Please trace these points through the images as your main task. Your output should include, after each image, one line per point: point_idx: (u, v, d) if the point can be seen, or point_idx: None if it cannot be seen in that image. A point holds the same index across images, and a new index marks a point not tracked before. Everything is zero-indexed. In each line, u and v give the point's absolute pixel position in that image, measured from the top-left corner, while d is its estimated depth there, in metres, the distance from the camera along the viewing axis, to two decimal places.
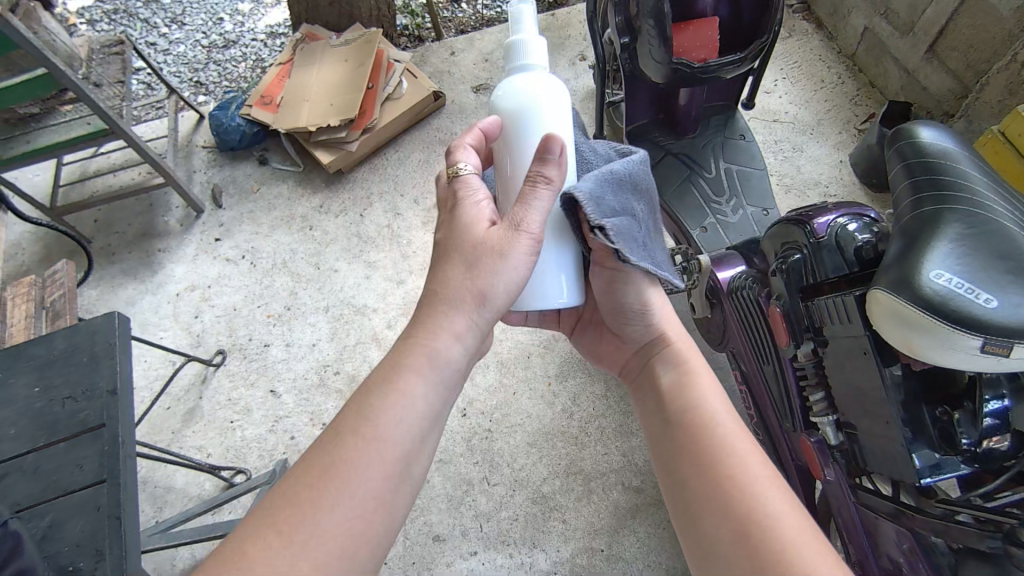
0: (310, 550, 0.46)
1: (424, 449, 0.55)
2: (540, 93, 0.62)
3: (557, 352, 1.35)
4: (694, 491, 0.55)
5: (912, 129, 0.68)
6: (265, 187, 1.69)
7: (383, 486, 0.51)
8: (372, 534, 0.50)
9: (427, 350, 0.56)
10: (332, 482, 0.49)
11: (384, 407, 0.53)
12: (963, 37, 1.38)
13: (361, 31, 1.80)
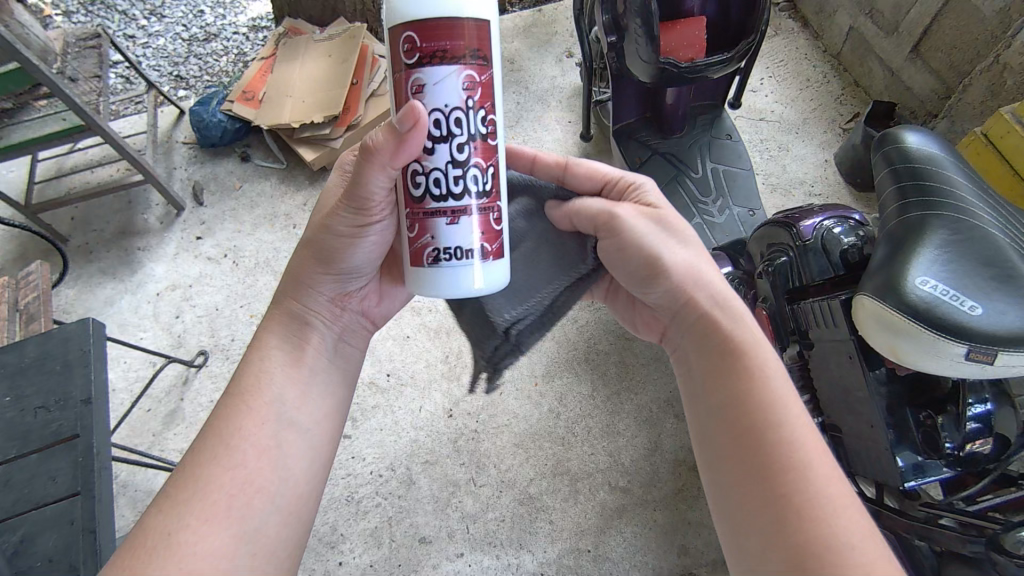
0: (201, 506, 0.56)
1: (304, 404, 0.66)
2: (417, 8, 0.54)
3: (544, 351, 1.35)
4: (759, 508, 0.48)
5: (898, 134, 0.68)
6: (248, 184, 1.66)
7: (264, 439, 0.62)
8: (263, 483, 0.59)
9: (289, 315, 0.70)
10: (215, 453, 0.59)
11: (252, 375, 0.65)
12: (946, 38, 1.40)
13: (345, 26, 1.78)
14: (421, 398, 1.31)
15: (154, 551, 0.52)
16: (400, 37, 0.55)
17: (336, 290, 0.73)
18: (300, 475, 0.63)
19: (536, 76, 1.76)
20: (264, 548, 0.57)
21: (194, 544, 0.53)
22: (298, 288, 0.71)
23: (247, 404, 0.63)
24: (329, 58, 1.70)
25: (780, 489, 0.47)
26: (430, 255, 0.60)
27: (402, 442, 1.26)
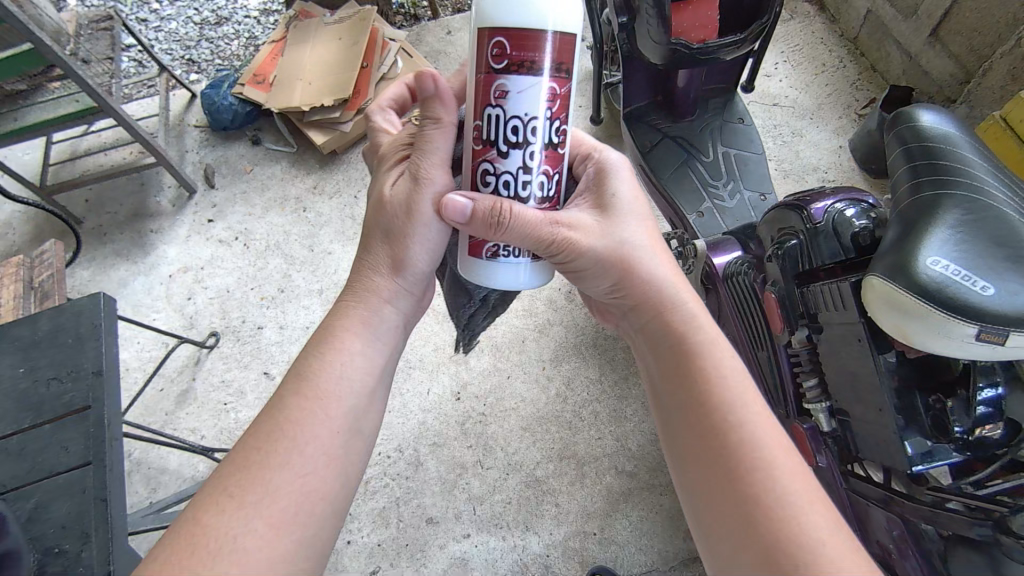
0: (267, 511, 0.51)
1: (371, 411, 0.62)
2: (508, 16, 0.52)
3: (552, 336, 1.35)
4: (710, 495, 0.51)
5: (912, 113, 0.67)
6: (258, 167, 1.67)
7: (333, 446, 0.57)
8: (329, 493, 0.55)
9: (362, 311, 0.65)
10: (284, 456, 0.55)
11: (327, 375, 0.60)
12: (967, 22, 1.37)
13: (356, 9, 1.77)
14: (429, 381, 1.31)
15: (216, 555, 0.48)
16: (489, 41, 0.54)
17: (409, 290, 0.69)
18: (353, 483, 0.59)
19: None
20: (318, 561, 0.53)
21: (258, 555, 0.49)
22: (374, 283, 0.67)
23: (322, 408, 0.58)
24: (339, 42, 1.70)
25: (747, 490, 0.48)
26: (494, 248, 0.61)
27: (410, 424, 1.27)
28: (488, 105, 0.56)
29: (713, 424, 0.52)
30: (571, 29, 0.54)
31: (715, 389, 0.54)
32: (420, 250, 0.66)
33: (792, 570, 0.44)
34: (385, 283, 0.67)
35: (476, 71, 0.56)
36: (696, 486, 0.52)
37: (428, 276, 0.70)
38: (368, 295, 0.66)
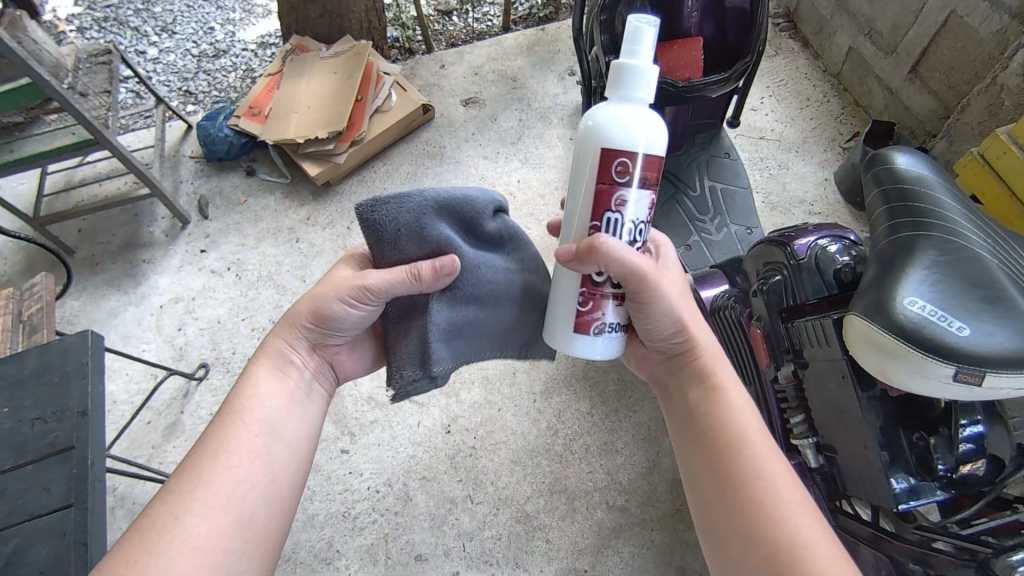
0: (202, 497, 0.57)
1: (290, 415, 0.69)
2: (616, 139, 0.59)
3: (543, 368, 1.35)
4: (719, 517, 0.54)
5: (888, 155, 0.69)
6: (252, 199, 1.68)
7: (257, 443, 0.64)
8: (259, 482, 0.61)
9: (270, 350, 0.72)
10: (212, 454, 0.61)
11: (244, 395, 0.67)
12: (945, 60, 1.41)
13: (351, 44, 1.81)
14: (419, 413, 1.31)
15: (161, 531, 0.54)
16: (597, 160, 0.60)
17: (311, 341, 0.74)
18: (288, 479, 0.64)
19: (538, 94, 1.81)
20: (256, 541, 0.59)
21: (194, 532, 0.55)
22: (285, 334, 0.73)
23: (242, 417, 0.65)
24: (334, 75, 1.73)
25: (750, 505, 0.52)
26: (603, 331, 0.65)
27: (400, 457, 1.26)
28: (606, 212, 0.61)
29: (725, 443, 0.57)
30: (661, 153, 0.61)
31: (731, 417, 0.59)
32: (348, 313, 0.72)
33: None
34: (287, 334, 0.73)
35: (596, 183, 0.60)
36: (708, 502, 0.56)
37: (352, 330, 0.75)
38: (275, 339, 0.73)
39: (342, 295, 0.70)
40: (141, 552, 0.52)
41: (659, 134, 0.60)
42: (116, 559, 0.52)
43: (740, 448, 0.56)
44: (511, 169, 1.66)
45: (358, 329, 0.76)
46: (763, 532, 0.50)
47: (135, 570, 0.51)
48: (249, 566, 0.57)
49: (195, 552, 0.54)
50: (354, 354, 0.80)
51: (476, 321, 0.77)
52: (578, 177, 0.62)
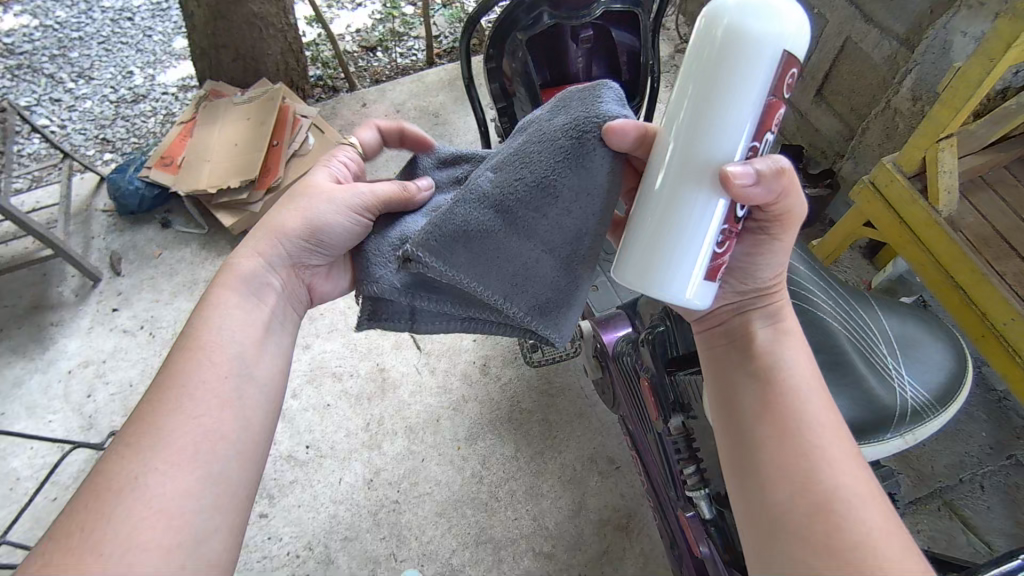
0: (166, 452, 0.55)
1: (261, 360, 0.67)
2: (766, 36, 0.49)
3: (467, 413, 1.32)
4: (768, 457, 0.56)
5: None
6: (167, 252, 1.64)
7: (225, 391, 0.62)
8: (228, 433, 0.60)
9: (234, 270, 0.71)
10: (171, 403, 0.58)
11: (205, 331, 0.65)
12: (844, 83, 1.45)
13: (266, 88, 1.78)
14: (341, 470, 1.26)
15: (117, 493, 0.52)
16: (745, 65, 0.50)
17: (285, 261, 0.74)
18: (258, 428, 0.64)
19: (461, 129, 1.80)
20: (230, 493, 0.57)
21: (163, 484, 0.53)
22: (262, 245, 0.73)
23: (209, 357, 0.63)
24: (247, 121, 1.69)
25: (803, 448, 0.55)
26: (716, 276, 0.59)
27: (320, 517, 1.21)
28: (766, 132, 0.53)
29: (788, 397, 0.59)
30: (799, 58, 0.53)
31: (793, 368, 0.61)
32: (344, 230, 0.73)
33: (844, 522, 0.50)
34: (262, 247, 0.73)
35: (773, 97, 0.51)
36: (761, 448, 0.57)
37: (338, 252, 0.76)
38: (248, 253, 0.72)
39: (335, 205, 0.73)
40: (100, 510, 0.51)
41: (801, 28, 0.51)
42: (75, 521, 0.51)
43: (802, 401, 0.58)
44: None
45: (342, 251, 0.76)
46: (815, 477, 0.53)
47: (94, 534, 0.49)
48: (224, 518, 0.56)
49: (161, 513, 0.52)
50: (331, 274, 0.80)
51: (490, 239, 0.62)
52: (737, 92, 0.50)
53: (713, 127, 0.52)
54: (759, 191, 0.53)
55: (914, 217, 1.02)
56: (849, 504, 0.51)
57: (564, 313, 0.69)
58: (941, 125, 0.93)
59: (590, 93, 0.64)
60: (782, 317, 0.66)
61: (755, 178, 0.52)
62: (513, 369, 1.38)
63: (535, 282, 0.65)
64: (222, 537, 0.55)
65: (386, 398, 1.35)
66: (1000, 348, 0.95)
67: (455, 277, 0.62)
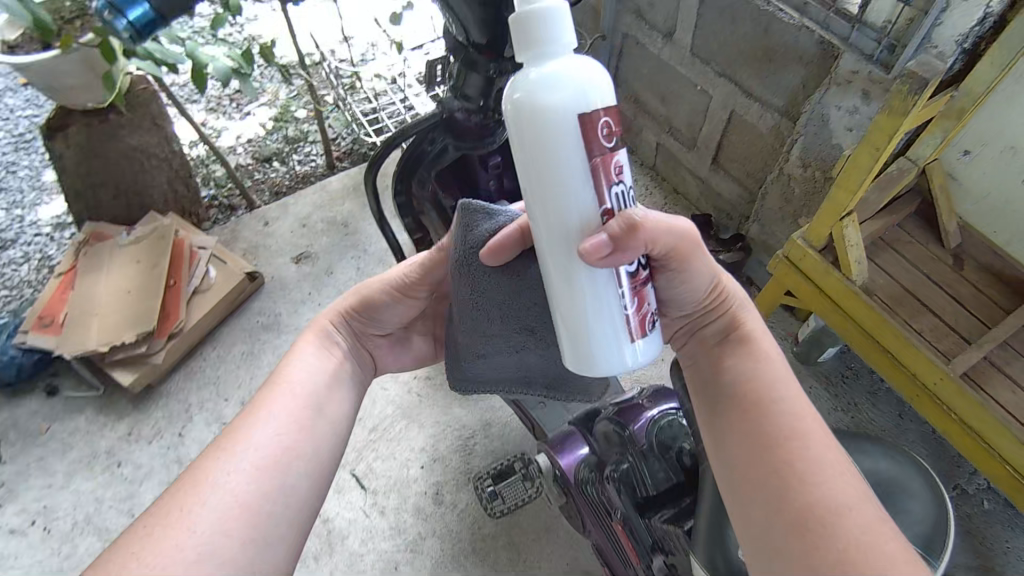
0: (248, 453, 0.64)
1: (334, 395, 0.76)
2: (560, 103, 0.54)
3: (427, 554, 1.27)
4: (739, 480, 0.59)
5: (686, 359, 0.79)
6: (57, 423, 1.45)
7: (304, 418, 0.70)
8: (304, 452, 0.67)
9: (317, 327, 0.82)
10: (259, 417, 0.68)
11: (290, 363, 0.76)
12: (737, 151, 1.51)
13: (154, 222, 1.62)
14: None
15: (205, 488, 0.60)
16: (552, 139, 0.55)
17: (351, 330, 0.85)
18: (327, 458, 0.70)
19: (373, 237, 1.75)
20: (298, 503, 0.64)
21: (234, 484, 0.61)
22: (334, 314, 0.85)
23: (288, 388, 0.72)
24: (138, 265, 1.54)
25: (769, 467, 0.57)
26: (645, 324, 0.63)
27: None
28: (612, 183, 0.57)
29: (753, 400, 0.62)
30: (609, 99, 0.57)
31: (754, 382, 0.63)
32: (394, 308, 0.86)
33: (820, 539, 0.52)
34: (332, 315, 0.84)
35: (594, 157, 0.55)
36: (730, 448, 0.61)
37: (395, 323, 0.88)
38: (327, 312, 0.85)
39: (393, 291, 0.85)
40: (187, 499, 0.59)
41: (593, 76, 0.56)
42: (170, 505, 0.59)
43: (764, 414, 0.60)
44: None
45: (397, 323, 0.89)
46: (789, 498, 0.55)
47: (184, 516, 0.57)
48: (287, 528, 0.62)
49: (240, 505, 0.60)
50: (394, 343, 0.91)
51: (496, 363, 0.85)
52: (559, 163, 0.56)
53: (563, 202, 0.57)
54: (623, 253, 0.56)
55: (833, 287, 1.04)
56: (825, 523, 0.52)
57: (572, 386, 0.88)
58: (839, 205, 0.96)
59: (483, 211, 0.75)
60: (740, 331, 0.68)
61: (615, 238, 0.56)
62: (468, 493, 1.34)
63: (534, 374, 0.86)
64: (284, 546, 0.61)
65: (335, 554, 1.28)
66: (934, 404, 0.98)
67: (484, 389, 0.89)
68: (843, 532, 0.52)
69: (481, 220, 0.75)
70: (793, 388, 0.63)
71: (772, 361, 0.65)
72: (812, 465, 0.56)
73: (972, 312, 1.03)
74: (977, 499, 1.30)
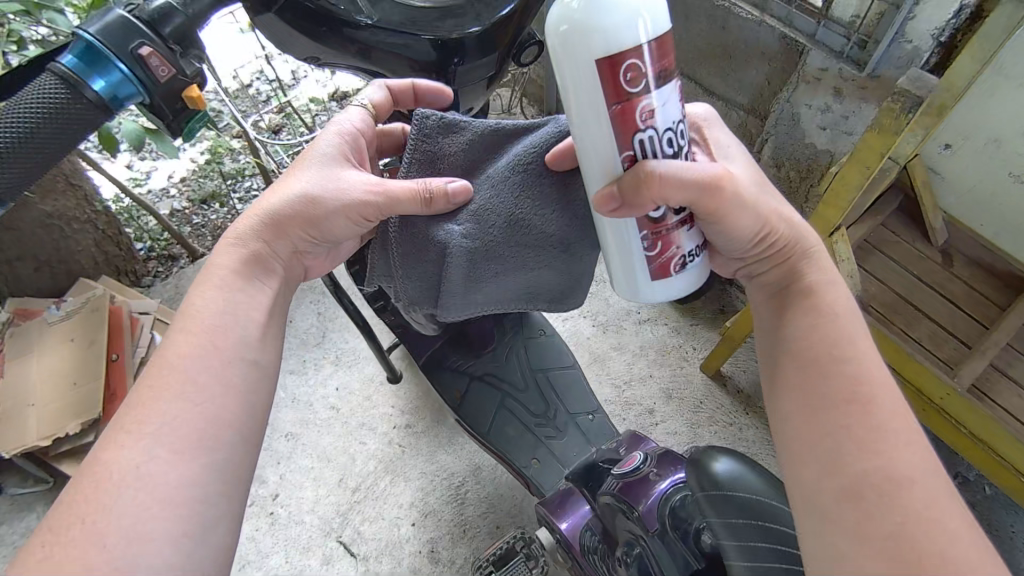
0: (166, 437, 0.59)
1: (262, 345, 0.71)
2: (603, 36, 0.53)
3: None
4: (797, 429, 0.62)
5: (709, 457, 0.70)
6: (3, 526, 1.35)
7: (229, 378, 0.66)
8: (228, 416, 0.64)
9: (232, 240, 0.74)
10: (175, 386, 0.62)
11: (192, 301, 0.69)
12: None
13: (84, 293, 1.47)
14: None
15: (121, 485, 0.55)
16: (592, 75, 0.54)
17: (289, 249, 0.77)
18: (259, 415, 0.68)
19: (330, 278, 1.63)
20: (233, 479, 0.62)
21: (154, 475, 0.57)
22: (269, 230, 0.74)
23: (206, 336, 0.67)
24: (71, 344, 1.39)
25: (837, 422, 0.58)
26: (675, 262, 0.65)
27: None
28: (644, 125, 0.56)
29: (813, 354, 0.64)
30: (659, 28, 0.54)
31: (815, 334, 0.64)
32: (343, 229, 0.76)
33: (875, 502, 0.53)
34: (259, 228, 0.74)
35: (614, 104, 0.55)
36: (787, 397, 0.64)
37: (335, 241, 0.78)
38: (248, 215, 0.74)
39: (350, 215, 0.73)
40: (100, 499, 0.55)
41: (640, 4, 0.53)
42: (73, 510, 0.55)
43: (830, 370, 0.62)
44: (324, 376, 1.48)
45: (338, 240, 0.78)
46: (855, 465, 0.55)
47: (98, 519, 0.53)
48: (228, 505, 0.60)
49: (164, 501, 0.56)
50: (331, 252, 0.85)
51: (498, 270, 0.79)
52: (592, 104, 0.55)
53: (595, 146, 0.58)
54: (646, 203, 0.57)
55: None
56: (890, 492, 0.52)
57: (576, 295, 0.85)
58: (827, 220, 0.90)
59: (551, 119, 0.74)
60: (813, 290, 0.68)
61: (633, 186, 0.57)
62: (465, 547, 1.27)
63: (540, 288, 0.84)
64: (224, 527, 0.59)
65: None
66: (939, 415, 0.96)
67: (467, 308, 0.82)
68: (906, 505, 0.52)
69: (432, 133, 0.74)
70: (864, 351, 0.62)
71: (844, 317, 0.65)
72: (880, 433, 0.56)
73: (967, 313, 1.00)
74: (979, 486, 1.28)
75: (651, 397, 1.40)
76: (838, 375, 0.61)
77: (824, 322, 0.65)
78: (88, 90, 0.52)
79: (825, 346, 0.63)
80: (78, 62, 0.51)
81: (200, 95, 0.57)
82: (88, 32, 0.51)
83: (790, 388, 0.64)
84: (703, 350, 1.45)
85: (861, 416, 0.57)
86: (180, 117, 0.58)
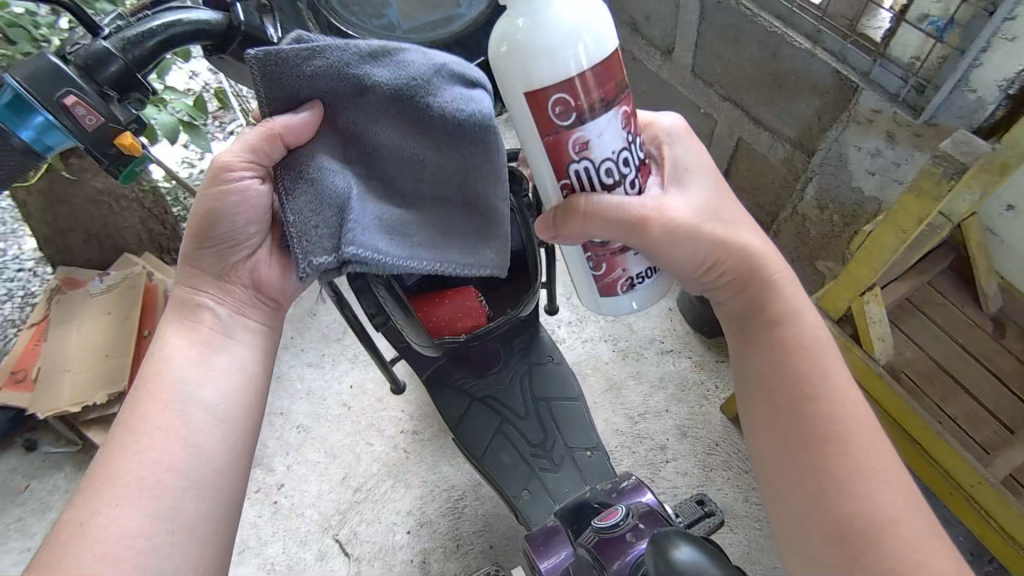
0: (109, 494, 0.61)
1: (207, 383, 0.70)
2: (540, 68, 0.56)
3: None
4: (776, 477, 0.59)
5: (673, 540, 0.61)
6: (35, 481, 1.42)
7: (169, 420, 0.66)
8: (175, 463, 0.64)
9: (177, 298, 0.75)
10: (122, 440, 0.64)
11: (152, 361, 0.70)
12: (746, 180, 1.32)
13: (126, 269, 1.53)
14: None
15: (66, 544, 0.58)
16: (529, 105, 0.58)
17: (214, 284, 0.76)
18: (214, 451, 0.67)
19: None
20: (186, 521, 0.63)
21: (105, 529, 0.59)
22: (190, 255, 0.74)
23: (149, 390, 0.68)
24: (108, 317, 1.46)
25: (820, 468, 0.56)
26: (622, 282, 0.71)
27: None
28: (582, 154, 0.61)
29: (786, 395, 0.60)
30: (598, 58, 0.57)
31: (783, 372, 0.61)
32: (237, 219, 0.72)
33: (865, 549, 0.52)
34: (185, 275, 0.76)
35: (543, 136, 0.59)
36: (760, 435, 0.62)
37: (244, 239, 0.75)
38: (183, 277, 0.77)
39: (222, 178, 0.70)
40: (53, 557, 0.58)
41: (579, 37, 0.56)
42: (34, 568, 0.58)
43: (805, 409, 0.59)
44: (340, 373, 1.50)
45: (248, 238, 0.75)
46: (840, 511, 0.54)
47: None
48: (183, 550, 0.62)
49: (106, 554, 0.58)
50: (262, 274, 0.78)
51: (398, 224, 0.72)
52: (531, 131, 0.60)
53: (540, 171, 0.63)
54: (583, 230, 0.63)
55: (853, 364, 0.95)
56: (879, 528, 0.53)
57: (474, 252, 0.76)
58: (857, 281, 0.85)
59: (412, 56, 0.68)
60: (778, 321, 0.63)
61: (569, 216, 0.63)
62: (457, 561, 1.27)
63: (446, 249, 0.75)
64: (187, 567, 0.61)
65: None
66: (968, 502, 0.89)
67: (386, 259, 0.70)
68: (893, 551, 0.52)
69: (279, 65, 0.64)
70: (834, 391, 0.59)
71: (811, 352, 0.61)
72: (866, 475, 0.55)
73: (1017, 394, 0.90)
74: None
75: (664, 433, 1.34)
76: (812, 415, 0.58)
77: (793, 359, 0.61)
78: (16, 138, 0.59)
79: (798, 382, 0.60)
80: (8, 107, 0.58)
81: (130, 141, 0.62)
82: (15, 79, 0.57)
83: (762, 426, 0.61)
84: (725, 389, 1.39)
85: (836, 458, 0.56)
86: (119, 158, 0.64)
